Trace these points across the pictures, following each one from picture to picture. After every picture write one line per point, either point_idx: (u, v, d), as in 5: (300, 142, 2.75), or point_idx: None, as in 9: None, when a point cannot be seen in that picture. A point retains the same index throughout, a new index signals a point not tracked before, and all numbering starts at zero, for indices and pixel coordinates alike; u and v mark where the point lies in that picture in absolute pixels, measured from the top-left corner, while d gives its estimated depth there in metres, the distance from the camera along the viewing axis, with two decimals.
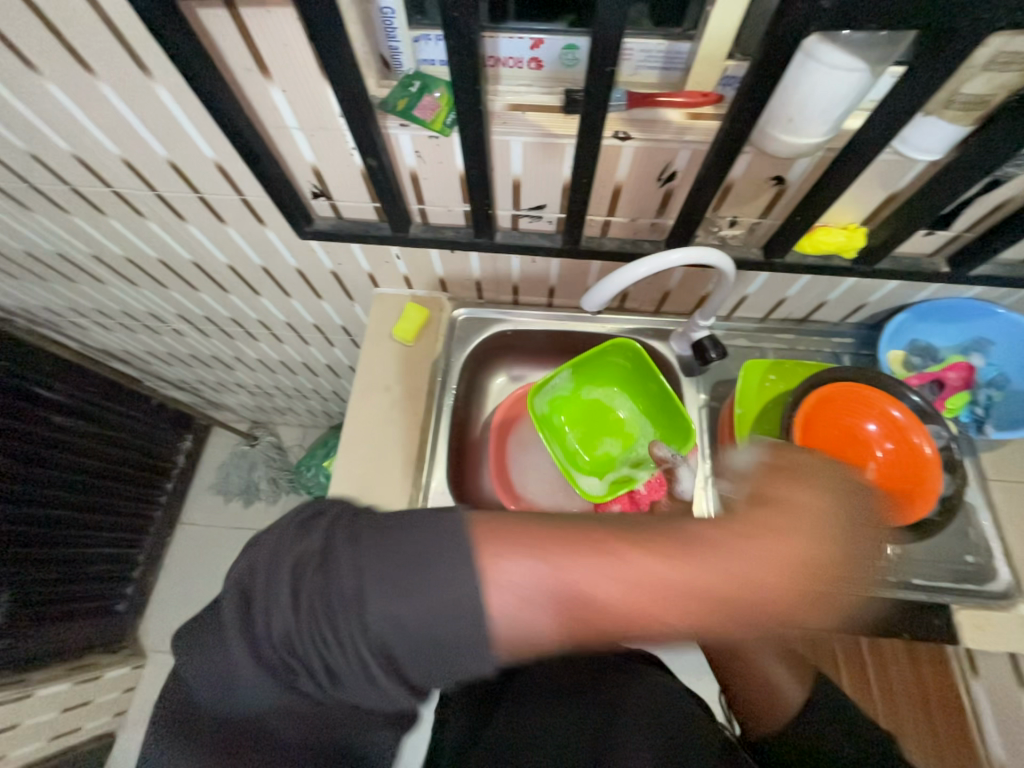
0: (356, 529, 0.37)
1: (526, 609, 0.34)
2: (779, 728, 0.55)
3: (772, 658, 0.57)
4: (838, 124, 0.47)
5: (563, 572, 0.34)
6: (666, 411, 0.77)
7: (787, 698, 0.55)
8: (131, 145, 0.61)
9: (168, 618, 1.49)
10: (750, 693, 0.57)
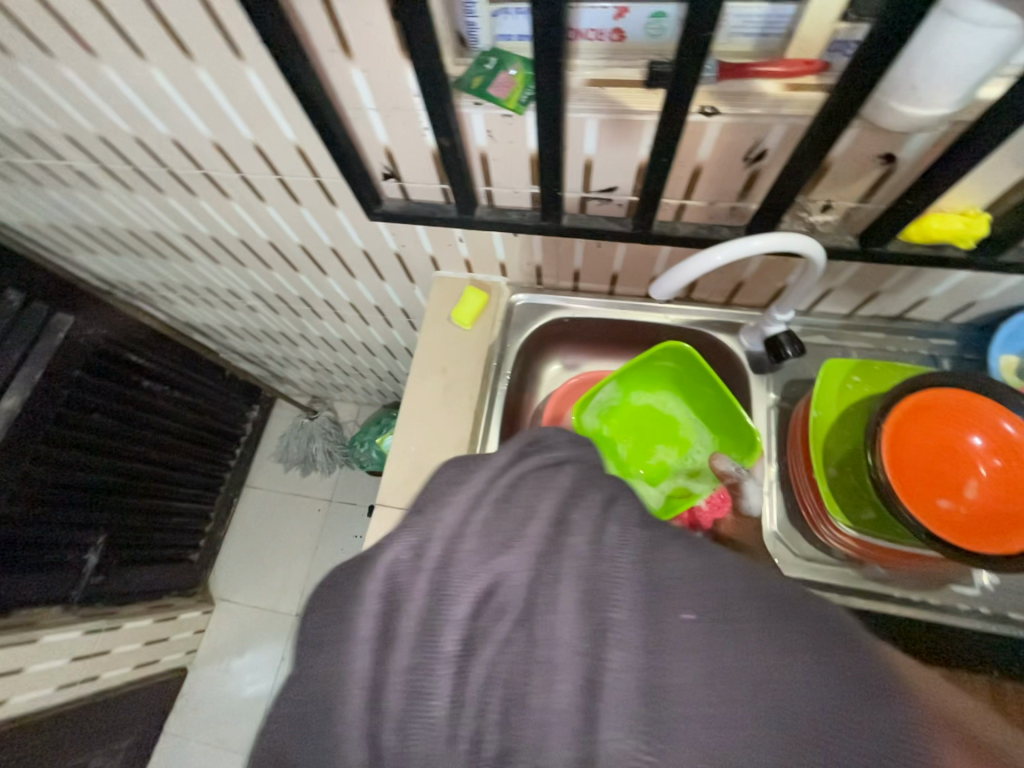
0: (576, 561, 0.36)
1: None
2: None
3: None
4: (973, 92, 0.41)
5: (844, 705, 0.30)
6: (726, 417, 0.73)
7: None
8: (220, 127, 0.64)
9: (234, 570, 1.63)
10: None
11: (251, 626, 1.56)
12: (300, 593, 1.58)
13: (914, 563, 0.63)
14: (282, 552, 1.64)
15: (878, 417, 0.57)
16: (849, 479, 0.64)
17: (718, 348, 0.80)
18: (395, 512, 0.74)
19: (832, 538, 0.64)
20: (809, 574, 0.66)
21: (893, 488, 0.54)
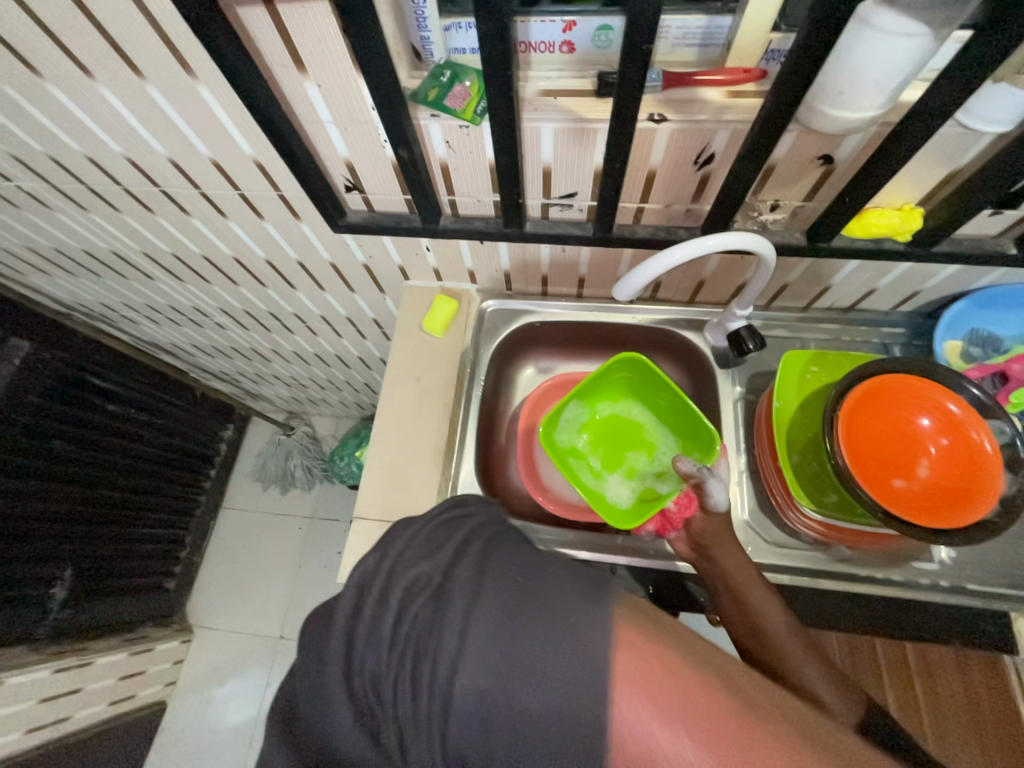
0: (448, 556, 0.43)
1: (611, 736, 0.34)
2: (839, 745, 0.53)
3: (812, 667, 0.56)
4: (896, 95, 0.44)
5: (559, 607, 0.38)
6: (686, 418, 0.75)
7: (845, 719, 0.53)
8: (176, 144, 0.63)
9: (213, 595, 1.58)
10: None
11: (232, 653, 1.52)
12: (283, 614, 1.54)
13: (878, 544, 0.65)
14: (262, 573, 1.59)
15: (833, 404, 0.60)
16: (812, 465, 0.67)
17: (684, 345, 0.83)
18: (373, 525, 0.74)
19: (800, 523, 0.66)
20: (778, 559, 0.68)
21: (850, 471, 0.57)
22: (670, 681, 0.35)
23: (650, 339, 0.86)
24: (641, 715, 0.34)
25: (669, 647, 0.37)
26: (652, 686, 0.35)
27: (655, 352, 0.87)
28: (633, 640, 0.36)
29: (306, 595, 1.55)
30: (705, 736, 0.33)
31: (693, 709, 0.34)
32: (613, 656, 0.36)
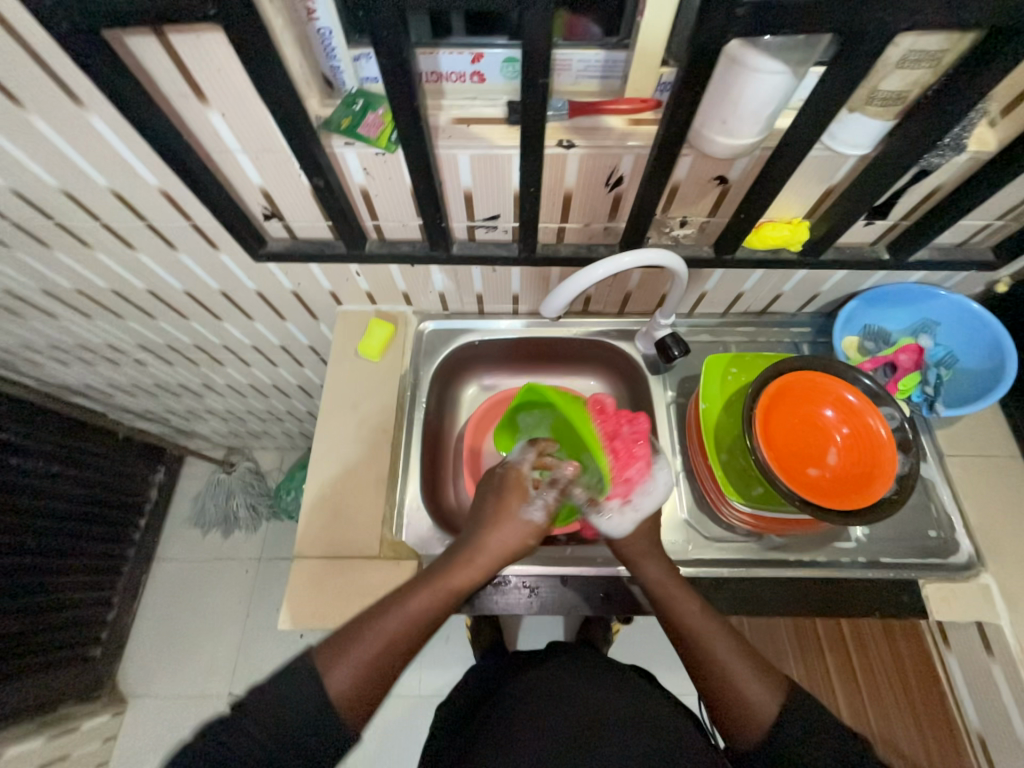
0: None
1: (349, 705, 0.49)
2: (760, 743, 0.51)
3: (738, 662, 0.55)
4: (770, 124, 0.49)
5: None
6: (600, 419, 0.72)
7: (761, 712, 0.52)
8: (69, 176, 0.59)
9: (148, 658, 1.43)
10: (718, 709, 0.54)
11: (172, 721, 1.37)
12: (231, 669, 1.41)
13: (803, 530, 0.70)
14: (204, 627, 1.47)
15: (750, 403, 0.64)
16: (739, 461, 0.71)
17: (618, 355, 0.87)
18: (315, 563, 0.70)
19: (733, 517, 0.70)
20: (718, 553, 0.72)
21: (769, 463, 0.61)
22: (366, 655, 0.51)
23: (586, 351, 0.89)
24: (372, 678, 0.51)
25: (349, 650, 0.51)
26: (362, 660, 0.51)
27: (593, 363, 0.91)
28: (337, 654, 0.51)
29: (254, 644, 1.44)
30: (417, 633, 0.55)
31: (391, 649, 0.53)
32: (325, 681, 0.49)
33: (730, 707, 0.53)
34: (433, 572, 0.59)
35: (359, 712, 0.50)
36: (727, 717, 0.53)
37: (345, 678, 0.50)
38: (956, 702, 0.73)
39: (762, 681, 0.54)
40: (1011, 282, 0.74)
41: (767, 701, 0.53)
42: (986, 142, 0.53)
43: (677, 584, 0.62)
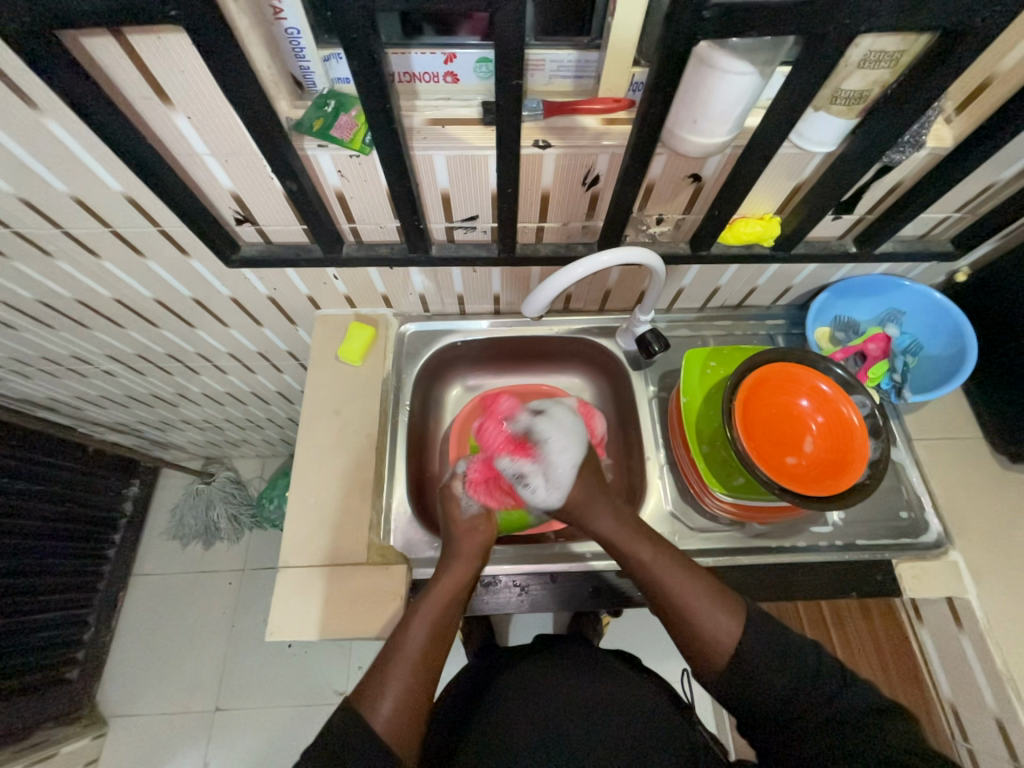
0: None
1: (398, 732, 0.51)
2: (725, 663, 0.54)
3: (701, 596, 0.57)
4: (739, 123, 0.50)
5: None
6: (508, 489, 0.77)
7: (720, 640, 0.54)
8: (26, 182, 0.57)
9: (129, 678, 1.39)
10: (684, 638, 0.57)
11: (157, 740, 1.33)
12: (217, 683, 1.38)
13: (782, 516, 0.72)
14: (187, 642, 1.43)
15: (730, 395, 0.66)
16: (720, 452, 0.73)
17: (599, 351, 0.88)
18: (302, 572, 0.69)
19: (716, 507, 0.72)
20: (703, 544, 0.73)
21: (749, 454, 0.63)
22: (400, 684, 0.53)
23: (568, 348, 0.90)
24: (412, 703, 0.53)
25: (387, 682, 0.54)
26: (398, 688, 0.53)
27: (574, 360, 0.92)
28: (371, 696, 0.52)
29: (241, 657, 1.41)
30: (437, 648, 0.58)
31: (420, 666, 0.55)
32: (373, 724, 0.50)
33: (699, 640, 0.55)
34: (432, 590, 0.62)
35: (409, 738, 0.52)
36: (693, 646, 0.56)
37: (390, 706, 0.52)
38: (931, 680, 0.74)
39: (720, 612, 0.56)
40: (970, 271, 0.77)
41: (727, 630, 0.55)
42: (943, 138, 0.55)
43: (632, 532, 0.63)
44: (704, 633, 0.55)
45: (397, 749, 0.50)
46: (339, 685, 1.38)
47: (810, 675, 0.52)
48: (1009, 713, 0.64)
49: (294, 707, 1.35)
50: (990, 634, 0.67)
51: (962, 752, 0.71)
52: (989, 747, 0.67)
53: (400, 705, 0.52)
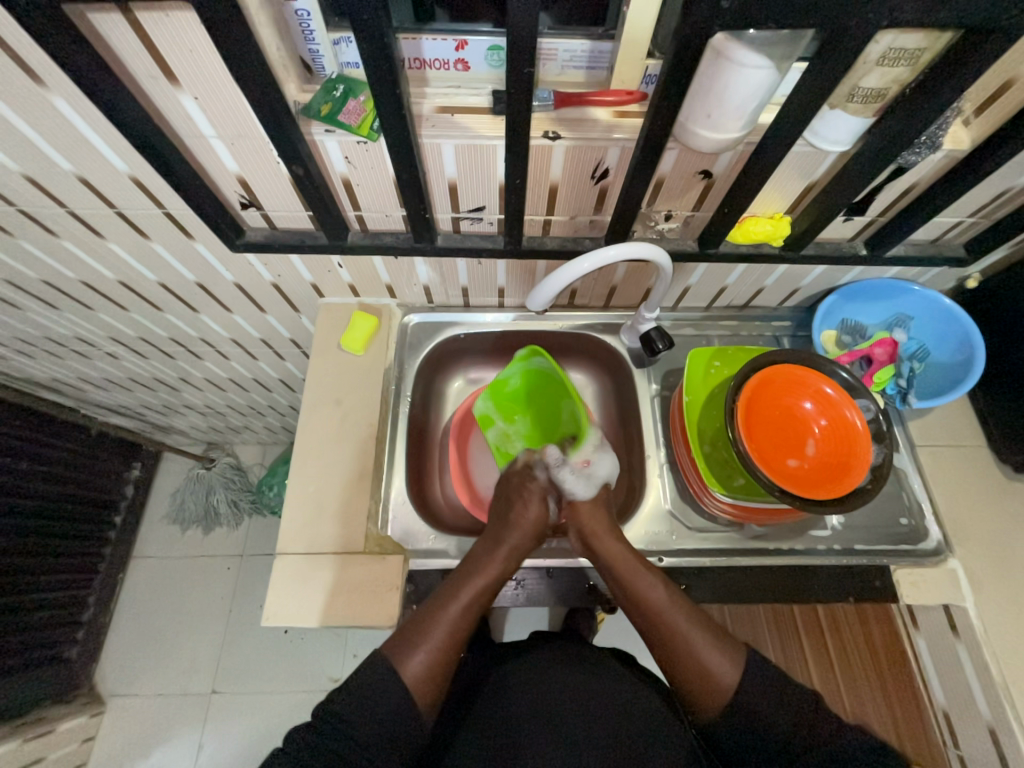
0: None
1: (424, 686, 0.54)
2: (721, 710, 0.55)
3: (702, 638, 0.57)
4: (753, 119, 0.49)
5: None
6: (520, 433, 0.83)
7: (721, 680, 0.55)
8: (32, 160, 0.56)
9: (127, 659, 1.40)
10: (684, 678, 0.57)
11: (154, 720, 1.35)
12: (213, 667, 1.39)
13: (782, 519, 0.71)
14: (185, 625, 1.44)
15: (732, 396, 0.66)
16: (721, 452, 0.73)
17: (603, 348, 0.87)
18: (300, 559, 0.69)
19: (715, 507, 0.72)
20: (701, 543, 0.73)
21: (750, 455, 0.62)
22: (437, 641, 0.56)
23: (572, 344, 0.89)
24: (442, 663, 0.55)
25: (426, 639, 0.56)
26: (433, 647, 0.56)
27: (578, 357, 0.91)
28: (407, 650, 0.55)
29: (238, 641, 1.42)
30: (474, 618, 0.59)
31: (459, 630, 0.57)
32: (403, 673, 0.54)
33: (695, 684, 0.56)
34: (485, 557, 0.64)
35: (433, 692, 0.55)
36: (690, 689, 0.56)
37: (424, 663, 0.55)
38: (925, 688, 0.74)
39: (725, 651, 0.57)
40: (981, 278, 0.76)
41: (729, 674, 0.55)
42: (960, 141, 0.54)
43: (635, 562, 0.63)
44: (704, 676, 0.56)
45: (419, 701, 0.54)
46: (335, 672, 1.39)
47: None
48: (1002, 722, 0.64)
49: (289, 691, 1.37)
50: (987, 644, 0.66)
51: (951, 757, 0.71)
52: (981, 755, 0.67)
53: (434, 660, 0.55)
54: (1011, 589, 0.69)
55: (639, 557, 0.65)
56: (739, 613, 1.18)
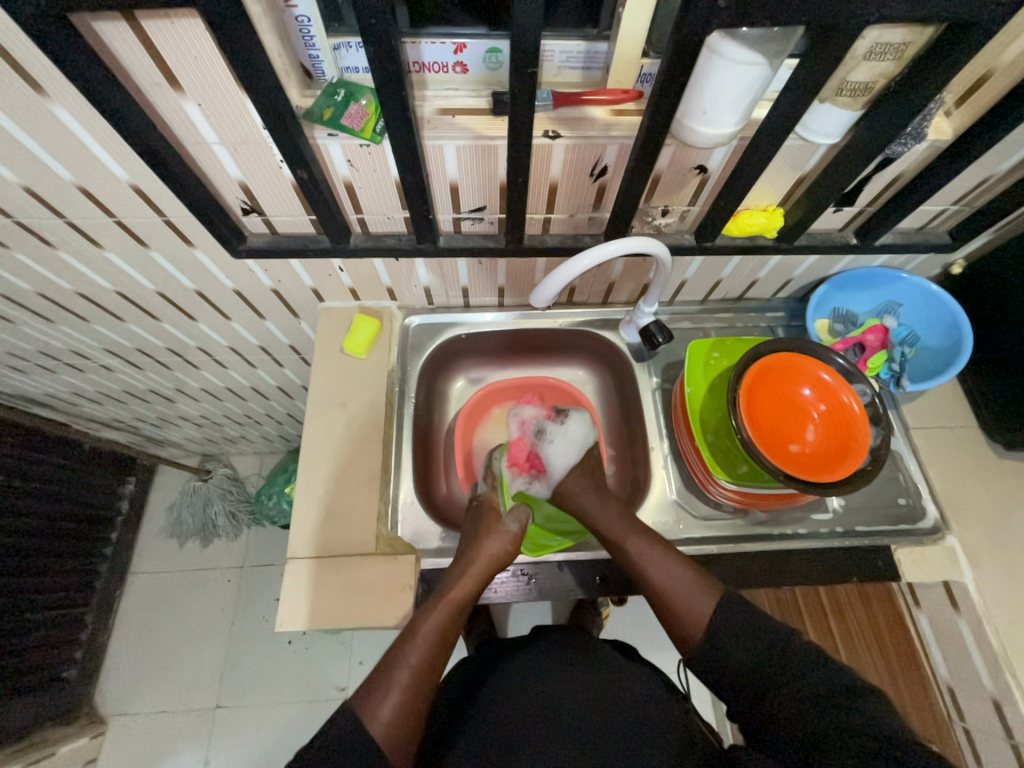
0: None
1: (393, 738, 0.52)
2: (699, 643, 0.58)
3: (675, 577, 0.62)
4: (747, 114, 0.51)
5: None
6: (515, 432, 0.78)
7: (695, 617, 0.59)
8: (32, 171, 0.56)
9: (128, 677, 1.38)
10: (672, 627, 0.61)
11: (157, 739, 1.32)
12: (217, 681, 1.37)
13: (785, 504, 0.73)
14: (186, 640, 1.42)
15: (735, 384, 0.67)
16: (724, 441, 0.74)
17: (603, 344, 0.89)
18: (311, 563, 0.69)
19: (720, 495, 0.73)
20: (708, 532, 0.75)
21: (754, 442, 0.64)
22: (400, 691, 0.55)
23: (572, 341, 0.91)
24: (410, 711, 0.54)
25: (389, 687, 0.55)
26: (397, 695, 0.55)
27: (578, 353, 0.93)
28: (367, 703, 0.54)
29: (241, 654, 1.40)
30: (438, 656, 0.59)
31: (422, 675, 0.57)
32: (370, 727, 0.52)
33: (675, 622, 0.61)
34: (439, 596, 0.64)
35: (404, 743, 0.53)
36: (673, 627, 0.61)
37: (390, 711, 0.53)
38: (929, 664, 0.76)
39: (703, 604, 0.60)
40: (965, 264, 0.79)
41: (701, 611, 0.59)
42: (943, 131, 0.56)
43: (622, 526, 0.68)
44: (681, 615, 0.60)
45: (392, 756, 0.51)
46: (341, 681, 1.38)
47: (813, 662, 0.53)
48: (1005, 693, 0.66)
49: (296, 703, 1.35)
50: (987, 617, 0.68)
51: (957, 732, 0.73)
52: (986, 725, 0.69)
53: (398, 709, 0.54)
54: (1010, 564, 0.71)
55: (630, 521, 0.69)
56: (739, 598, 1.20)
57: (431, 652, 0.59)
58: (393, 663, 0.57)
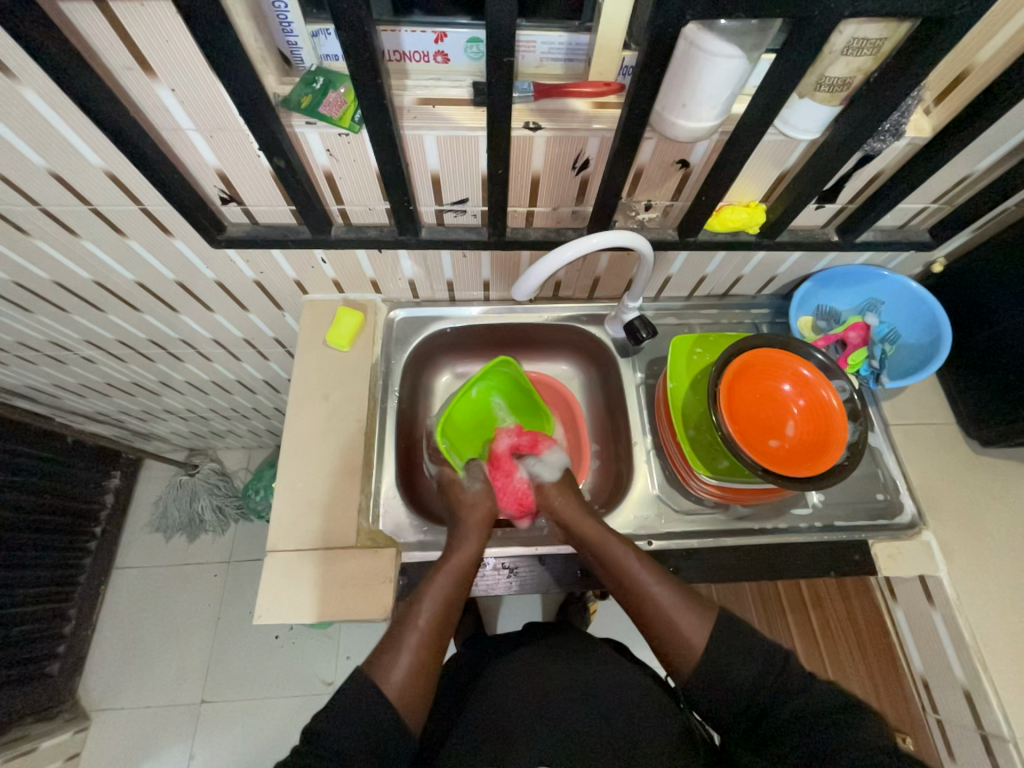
0: None
1: (407, 698, 0.52)
2: (697, 665, 0.56)
3: (671, 596, 0.60)
4: (727, 108, 0.51)
5: None
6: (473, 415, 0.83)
7: (693, 639, 0.57)
8: (1, 156, 0.55)
9: (112, 672, 1.37)
10: (661, 645, 0.59)
11: (141, 734, 1.31)
12: (202, 676, 1.37)
13: (765, 499, 0.74)
14: (172, 635, 1.41)
15: (715, 380, 0.67)
16: (705, 436, 0.75)
17: (588, 339, 0.89)
18: (291, 556, 0.69)
19: (701, 490, 0.74)
20: (688, 526, 0.75)
21: (734, 437, 0.64)
22: (413, 652, 0.55)
23: (557, 336, 0.91)
24: (423, 671, 0.54)
25: (400, 650, 0.55)
26: (410, 656, 0.55)
27: (564, 348, 0.93)
28: (381, 666, 0.54)
29: (227, 649, 1.39)
30: (449, 619, 0.59)
31: (433, 635, 0.57)
32: (384, 688, 0.52)
33: (670, 645, 0.58)
34: (442, 565, 0.63)
35: (419, 703, 0.53)
36: (666, 649, 0.58)
37: (403, 672, 0.53)
38: (905, 658, 0.77)
39: (696, 615, 0.59)
40: (946, 262, 0.79)
41: (698, 630, 0.58)
42: (923, 128, 0.57)
43: (612, 536, 0.66)
44: (678, 634, 0.58)
45: (407, 717, 0.52)
46: (328, 675, 1.38)
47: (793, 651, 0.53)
48: (977, 687, 0.67)
49: (281, 697, 1.35)
50: (960, 611, 0.69)
51: (931, 723, 0.74)
52: (958, 717, 0.70)
53: (412, 668, 0.54)
54: (983, 559, 0.72)
55: (616, 533, 0.67)
56: (727, 590, 1.22)
57: (442, 611, 0.59)
58: (404, 626, 0.57)
